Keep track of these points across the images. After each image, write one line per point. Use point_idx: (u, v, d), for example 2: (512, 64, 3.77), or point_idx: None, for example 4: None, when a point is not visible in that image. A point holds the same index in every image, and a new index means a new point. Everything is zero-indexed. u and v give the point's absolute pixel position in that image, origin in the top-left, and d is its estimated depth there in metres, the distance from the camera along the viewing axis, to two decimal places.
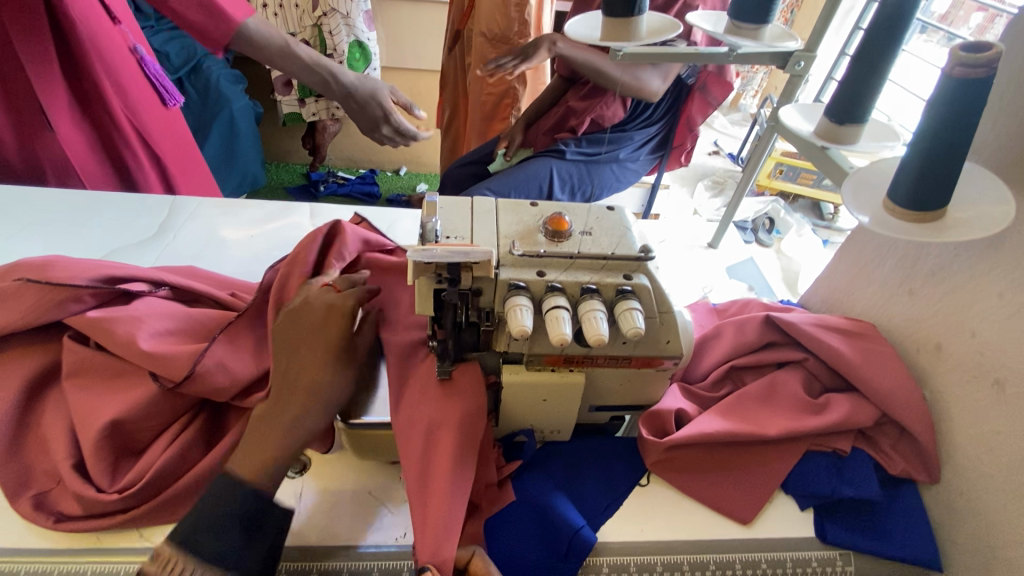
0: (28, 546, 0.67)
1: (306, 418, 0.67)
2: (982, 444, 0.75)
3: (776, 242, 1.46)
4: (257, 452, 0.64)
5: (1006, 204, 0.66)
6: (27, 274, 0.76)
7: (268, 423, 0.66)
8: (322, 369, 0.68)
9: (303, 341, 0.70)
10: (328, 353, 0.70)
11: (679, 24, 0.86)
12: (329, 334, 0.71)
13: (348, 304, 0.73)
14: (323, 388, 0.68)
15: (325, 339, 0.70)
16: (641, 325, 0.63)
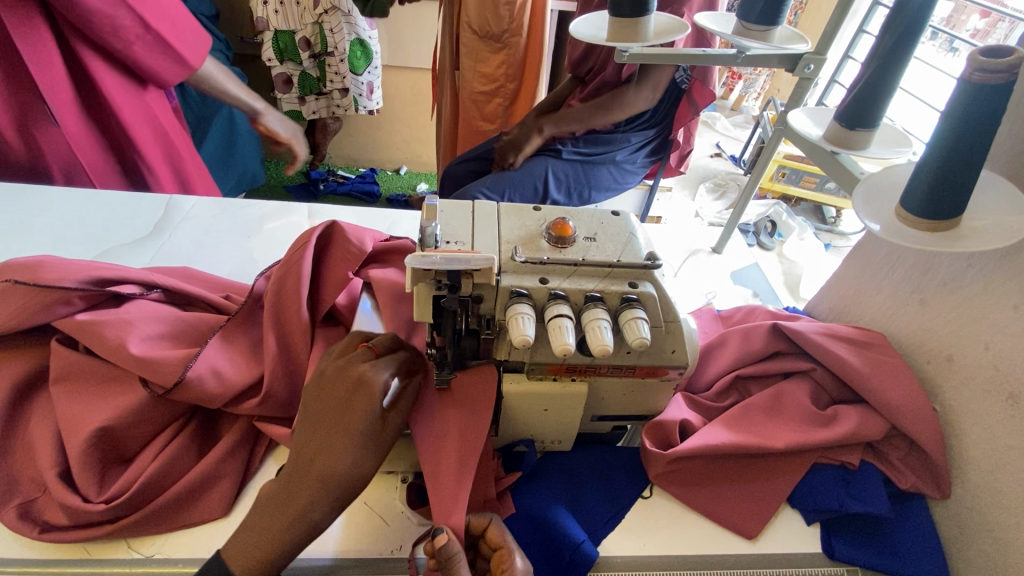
0: (12, 557, 0.65)
1: (314, 508, 0.59)
2: (994, 460, 0.73)
3: (778, 246, 1.45)
4: (259, 533, 0.60)
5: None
6: (14, 275, 0.74)
7: (275, 505, 0.61)
8: (337, 452, 0.61)
9: (323, 417, 0.64)
10: (348, 439, 0.61)
11: (688, 25, 0.83)
12: (353, 415, 0.62)
13: (380, 377, 0.64)
14: (336, 475, 0.60)
15: (346, 416, 0.62)
16: (646, 336, 0.61)
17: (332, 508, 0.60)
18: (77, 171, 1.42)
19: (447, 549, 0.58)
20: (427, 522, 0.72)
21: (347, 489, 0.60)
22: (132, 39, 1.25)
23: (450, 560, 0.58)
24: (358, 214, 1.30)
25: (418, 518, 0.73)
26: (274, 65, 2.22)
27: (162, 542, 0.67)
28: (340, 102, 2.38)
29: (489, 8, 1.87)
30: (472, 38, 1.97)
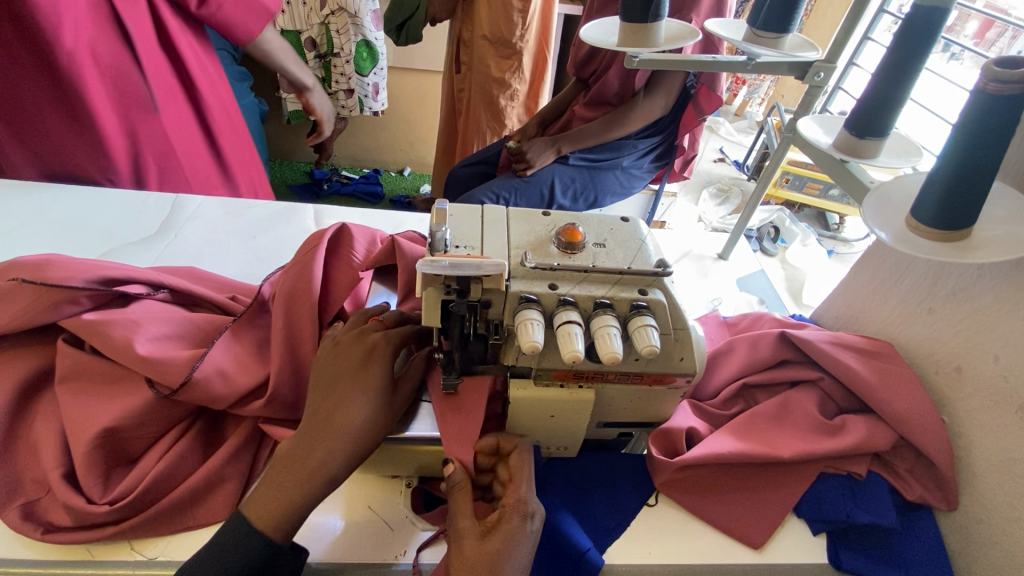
0: (15, 557, 0.64)
1: (329, 459, 0.62)
2: (1003, 471, 0.73)
3: (781, 251, 1.46)
4: (274, 490, 0.61)
5: None
6: (21, 273, 0.74)
7: (289, 463, 0.62)
8: (355, 406, 0.65)
9: (338, 378, 0.68)
10: (361, 396, 0.66)
11: (698, 32, 0.83)
12: (368, 373, 0.68)
13: (391, 345, 0.72)
14: (354, 427, 0.64)
15: (363, 376, 0.68)
16: (656, 343, 0.61)
17: (347, 460, 0.63)
18: (168, 159, 1.43)
19: (455, 475, 0.64)
20: (433, 526, 0.72)
21: (361, 443, 0.65)
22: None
23: (455, 483, 0.64)
24: (363, 216, 1.30)
25: (422, 523, 0.72)
26: None
27: (166, 544, 0.67)
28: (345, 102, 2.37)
29: (501, 16, 1.87)
30: (484, 45, 1.97)
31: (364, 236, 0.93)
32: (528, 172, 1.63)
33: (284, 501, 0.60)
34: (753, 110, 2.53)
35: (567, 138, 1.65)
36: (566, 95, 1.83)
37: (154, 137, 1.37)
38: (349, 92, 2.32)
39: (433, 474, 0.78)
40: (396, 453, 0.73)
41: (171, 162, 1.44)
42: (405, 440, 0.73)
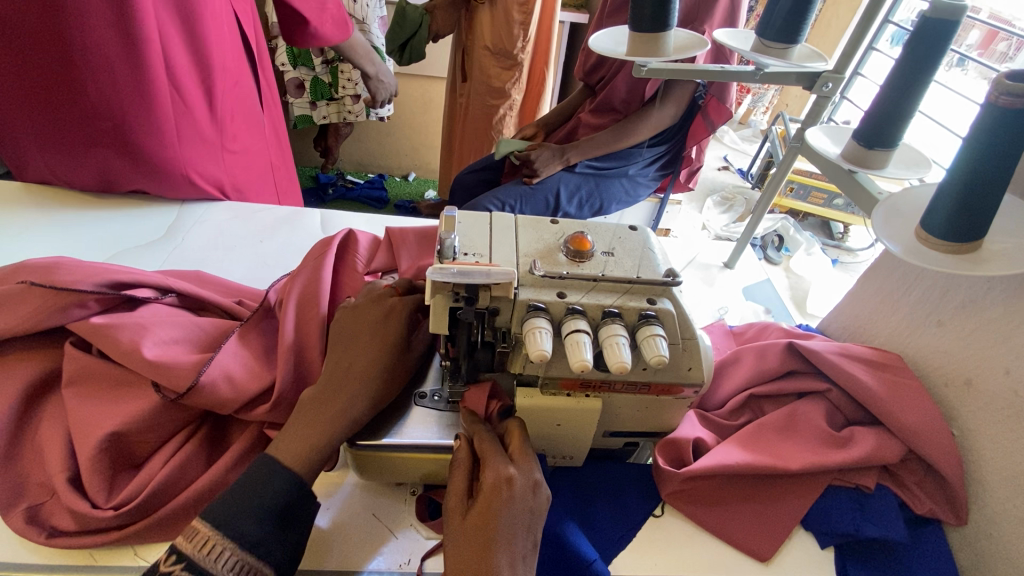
0: (19, 561, 0.64)
1: (355, 403, 0.66)
2: (1014, 486, 0.72)
3: (785, 260, 1.47)
4: (298, 432, 0.63)
5: None
6: (31, 276, 0.74)
7: (315, 407, 0.66)
8: (376, 360, 0.70)
9: (360, 335, 0.72)
10: (381, 352, 0.70)
11: (707, 41, 0.83)
12: (389, 330, 0.72)
13: (408, 308, 0.75)
14: (375, 377, 0.69)
15: (385, 333, 0.72)
16: (665, 353, 0.60)
17: (369, 405, 0.67)
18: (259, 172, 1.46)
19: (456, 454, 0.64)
20: (435, 535, 0.71)
21: (381, 390, 0.69)
22: (328, 16, 1.35)
23: (457, 461, 0.63)
24: (369, 221, 1.30)
25: (427, 532, 0.72)
26: (286, 70, 2.25)
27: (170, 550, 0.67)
28: (351, 108, 2.39)
29: (503, 28, 1.89)
30: (485, 55, 1.98)
31: (368, 239, 0.94)
32: (534, 179, 1.63)
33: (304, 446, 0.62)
34: (757, 119, 2.54)
35: (576, 148, 1.66)
36: (572, 101, 1.84)
37: (253, 148, 1.41)
38: (356, 98, 2.35)
39: (438, 483, 0.76)
40: (393, 463, 0.70)
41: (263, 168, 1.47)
42: (405, 448, 0.69)
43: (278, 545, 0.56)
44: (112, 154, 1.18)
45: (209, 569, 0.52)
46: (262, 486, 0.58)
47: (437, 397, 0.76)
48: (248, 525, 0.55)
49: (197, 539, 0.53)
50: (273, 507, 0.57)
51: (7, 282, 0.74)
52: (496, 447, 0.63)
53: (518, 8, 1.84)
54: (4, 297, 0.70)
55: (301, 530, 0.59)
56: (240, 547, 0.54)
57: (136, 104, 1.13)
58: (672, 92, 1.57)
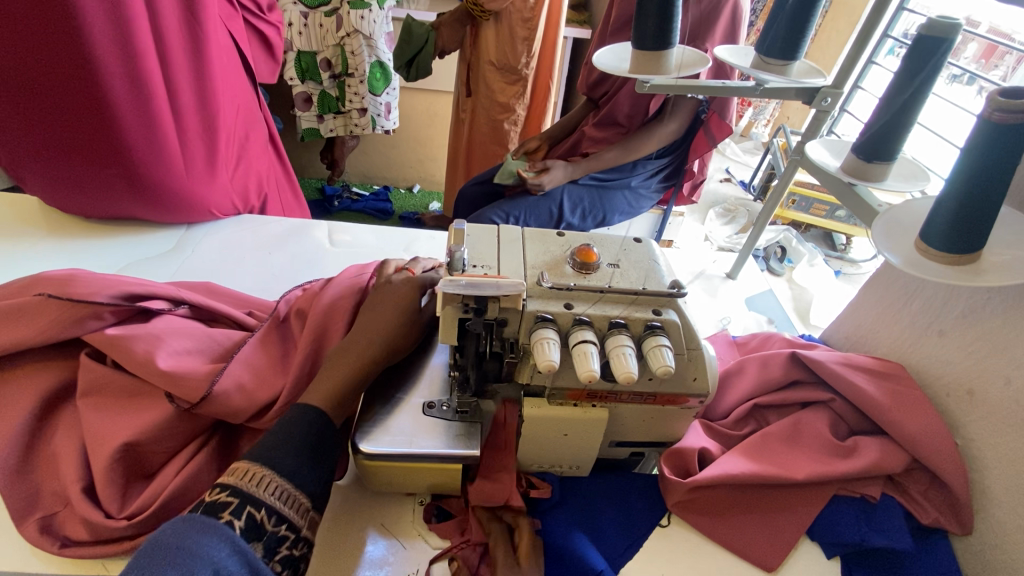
0: (32, 571, 0.65)
1: (372, 352, 0.72)
2: (1019, 495, 0.72)
3: (788, 271, 1.49)
4: (328, 376, 0.69)
5: None
6: (48, 288, 0.76)
7: (337, 359, 0.71)
8: (390, 321, 0.76)
9: (378, 306, 0.78)
10: (396, 315, 0.77)
11: (709, 59, 0.86)
12: (402, 302, 0.78)
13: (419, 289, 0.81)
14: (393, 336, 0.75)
15: (400, 305, 0.78)
16: (671, 364, 0.62)
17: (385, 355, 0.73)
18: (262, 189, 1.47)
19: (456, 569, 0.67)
20: (442, 544, 0.72)
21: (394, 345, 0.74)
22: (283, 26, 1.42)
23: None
24: (376, 233, 1.32)
25: (435, 541, 0.72)
26: (294, 84, 2.29)
27: None
28: (357, 121, 2.41)
29: (508, 44, 1.94)
30: (490, 71, 2.03)
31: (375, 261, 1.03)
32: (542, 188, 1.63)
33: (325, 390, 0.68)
34: (759, 131, 2.57)
35: (584, 165, 1.66)
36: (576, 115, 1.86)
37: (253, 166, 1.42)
38: (362, 111, 2.37)
39: (445, 492, 0.77)
40: (400, 473, 0.71)
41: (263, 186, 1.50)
42: (416, 458, 0.68)
43: (314, 474, 0.61)
44: (117, 185, 1.19)
45: (256, 494, 0.56)
46: (294, 420, 0.64)
47: (445, 407, 0.74)
48: (285, 461, 0.59)
49: (240, 472, 0.57)
50: (304, 440, 0.62)
51: (24, 294, 0.76)
52: (505, 550, 0.67)
53: (522, 25, 1.90)
54: (22, 309, 0.72)
55: (330, 459, 0.64)
56: (282, 476, 0.58)
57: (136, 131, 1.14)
58: (676, 110, 1.59)
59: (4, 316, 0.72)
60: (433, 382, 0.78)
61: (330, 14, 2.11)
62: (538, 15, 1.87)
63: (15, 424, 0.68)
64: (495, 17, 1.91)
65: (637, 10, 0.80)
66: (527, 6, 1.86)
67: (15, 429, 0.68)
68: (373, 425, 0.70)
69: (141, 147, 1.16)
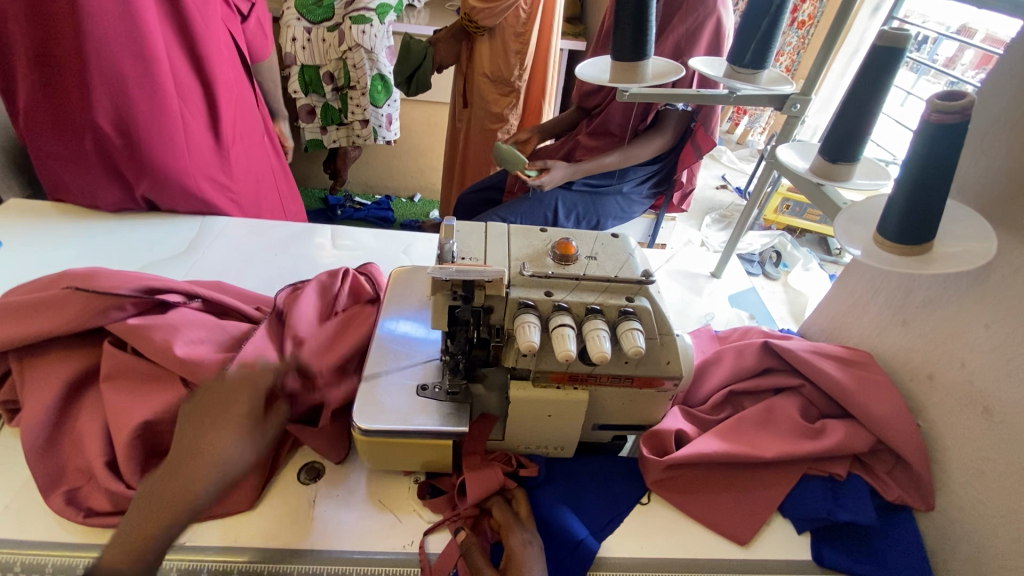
0: (58, 539, 0.70)
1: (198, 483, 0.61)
2: (975, 471, 0.77)
3: (783, 276, 1.51)
4: (141, 516, 0.60)
5: (982, 237, 0.70)
6: (74, 282, 0.82)
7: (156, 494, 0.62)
8: (219, 432, 0.64)
9: (208, 413, 0.66)
10: (231, 425, 0.65)
11: (682, 68, 0.93)
12: (233, 405, 0.66)
13: (260, 380, 0.69)
14: (221, 450, 0.63)
15: (235, 408, 0.66)
16: (641, 344, 0.67)
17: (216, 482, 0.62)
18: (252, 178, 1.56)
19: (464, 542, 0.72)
20: (435, 517, 0.78)
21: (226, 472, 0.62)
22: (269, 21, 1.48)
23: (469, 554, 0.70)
24: (376, 236, 1.39)
25: (429, 515, 0.78)
26: (299, 97, 2.39)
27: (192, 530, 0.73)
28: (359, 132, 2.50)
29: (500, 56, 2.03)
30: (484, 83, 2.10)
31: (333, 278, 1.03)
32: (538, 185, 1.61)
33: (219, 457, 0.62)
34: (754, 139, 2.63)
35: (582, 168, 1.68)
36: (568, 118, 1.91)
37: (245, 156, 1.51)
38: (364, 122, 2.45)
39: (439, 471, 0.82)
40: (397, 450, 0.76)
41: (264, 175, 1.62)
42: (409, 434, 0.74)
43: None
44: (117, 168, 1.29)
45: None
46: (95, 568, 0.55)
47: (438, 388, 0.80)
48: None
49: None
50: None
51: (52, 288, 0.83)
52: (503, 512, 0.73)
53: (514, 39, 1.99)
54: (51, 300, 0.78)
55: None
56: None
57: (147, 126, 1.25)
58: (666, 123, 1.68)
59: (35, 307, 0.78)
60: (426, 366, 0.84)
61: (332, 29, 2.21)
62: (530, 29, 1.97)
63: (43, 405, 0.74)
64: (490, 32, 1.99)
65: (614, 25, 0.87)
66: (518, 22, 1.96)
67: (43, 409, 0.74)
68: (371, 405, 0.76)
69: (155, 144, 1.27)
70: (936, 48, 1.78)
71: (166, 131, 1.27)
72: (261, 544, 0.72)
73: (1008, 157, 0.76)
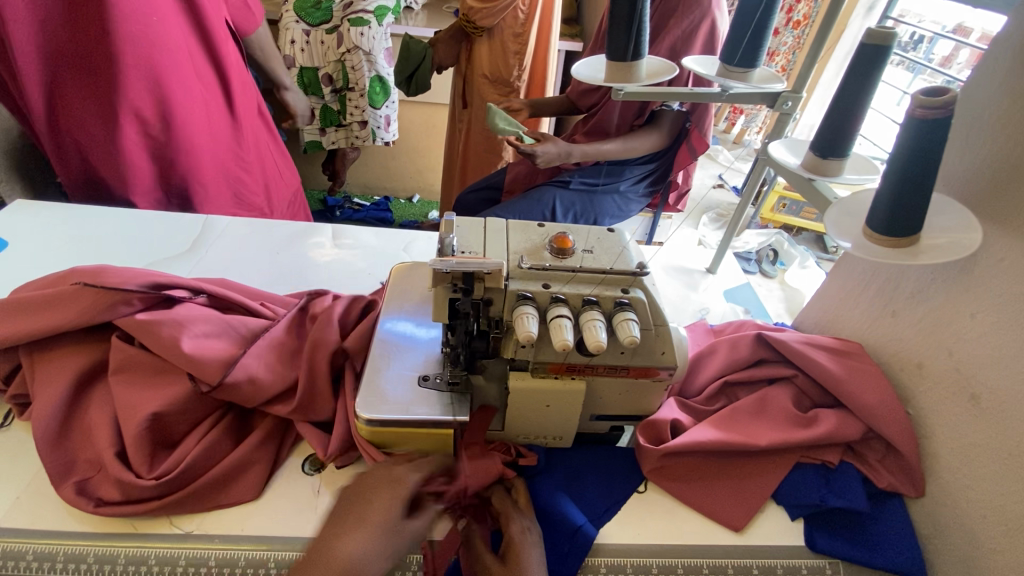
0: (69, 528, 0.72)
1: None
2: (964, 457, 0.79)
3: (781, 273, 1.53)
4: None
5: (964, 225, 0.72)
6: (82, 278, 0.84)
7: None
8: (363, 524, 0.60)
9: (361, 503, 0.64)
10: (383, 516, 0.62)
11: (676, 67, 0.95)
12: (381, 500, 0.63)
13: (411, 478, 0.68)
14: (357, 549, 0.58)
15: (386, 503, 0.63)
16: (636, 334, 0.69)
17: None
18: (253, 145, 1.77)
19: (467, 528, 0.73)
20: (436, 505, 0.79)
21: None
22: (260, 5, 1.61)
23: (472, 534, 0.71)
24: (377, 235, 1.41)
25: None
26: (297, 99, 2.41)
27: (200, 519, 0.75)
28: (358, 133, 2.53)
29: (499, 57, 2.05)
30: (483, 83, 2.13)
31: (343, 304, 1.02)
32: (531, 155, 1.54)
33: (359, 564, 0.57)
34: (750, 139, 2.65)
35: (579, 151, 1.64)
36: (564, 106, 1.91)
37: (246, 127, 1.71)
38: (363, 124, 2.48)
39: None
40: (400, 440, 0.78)
41: (264, 143, 1.82)
42: (411, 423, 0.76)
43: None
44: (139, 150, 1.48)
45: None
46: None
47: (439, 379, 0.82)
48: None
49: None
50: None
51: (61, 284, 0.85)
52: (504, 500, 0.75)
53: (513, 39, 2.01)
54: (61, 296, 0.80)
55: None
56: None
57: (167, 112, 1.45)
58: (661, 121, 1.71)
59: (45, 303, 0.80)
60: (427, 359, 0.86)
61: (331, 31, 2.23)
62: (528, 30, 1.99)
63: (54, 398, 0.76)
64: (488, 32, 2.01)
65: (608, 24, 0.89)
66: (517, 22, 1.97)
67: (54, 402, 0.76)
68: (374, 396, 0.78)
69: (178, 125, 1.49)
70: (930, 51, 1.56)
71: (185, 115, 1.49)
72: (267, 533, 0.74)
73: (994, 150, 0.78)
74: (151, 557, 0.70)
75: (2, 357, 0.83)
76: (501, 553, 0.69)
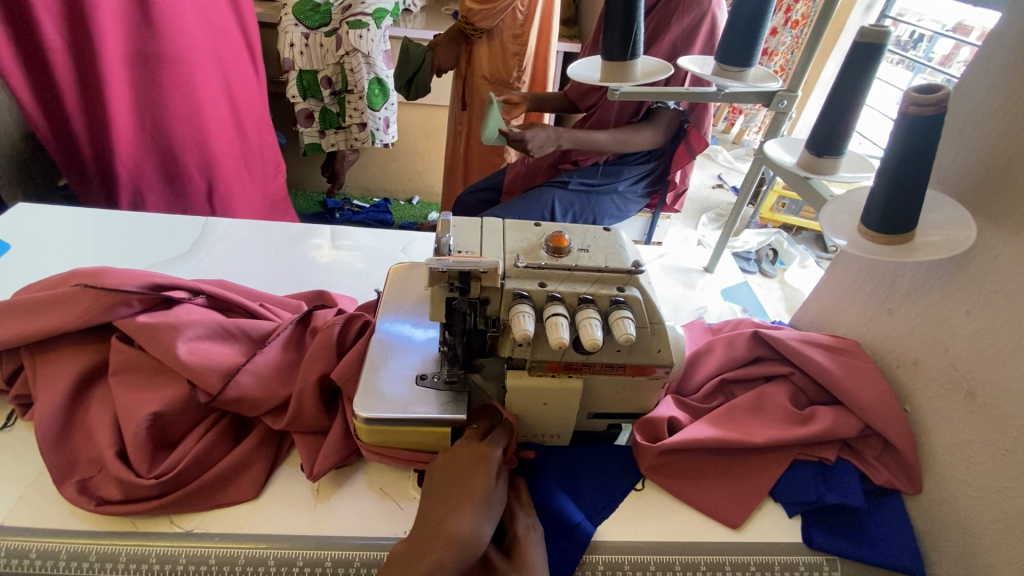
0: (70, 527, 0.73)
1: (444, 554, 0.62)
2: (960, 453, 0.79)
3: (780, 273, 1.53)
4: None
5: (955, 221, 0.72)
6: (83, 280, 0.85)
7: (403, 566, 0.63)
8: (463, 504, 0.67)
9: (451, 484, 0.71)
10: (476, 492, 0.69)
11: (671, 67, 0.95)
12: (475, 477, 0.71)
13: (496, 452, 0.75)
14: (462, 527, 0.65)
15: (475, 481, 0.70)
16: (632, 332, 0.70)
17: (460, 557, 0.62)
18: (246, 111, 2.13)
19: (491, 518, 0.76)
20: None
21: (471, 549, 0.63)
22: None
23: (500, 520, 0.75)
24: (375, 235, 1.42)
25: None
26: (297, 101, 2.42)
27: (201, 518, 0.75)
28: (358, 135, 2.54)
29: (499, 58, 2.06)
30: (484, 83, 2.14)
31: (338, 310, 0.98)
32: (523, 146, 1.54)
33: (473, 538, 0.64)
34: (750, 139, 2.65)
35: (568, 138, 1.62)
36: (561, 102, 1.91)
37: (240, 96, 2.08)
38: (362, 126, 2.49)
39: None
40: (398, 439, 0.79)
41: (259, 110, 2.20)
42: (409, 422, 0.77)
43: None
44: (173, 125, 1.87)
45: None
46: None
47: (436, 378, 0.83)
48: None
49: None
50: None
51: (62, 286, 0.85)
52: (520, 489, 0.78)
53: (513, 41, 2.02)
54: (61, 297, 0.81)
55: None
56: None
57: (227, 131, 2.07)
58: (657, 118, 1.70)
59: (46, 304, 0.81)
60: (425, 358, 0.86)
61: (330, 34, 2.24)
62: (528, 31, 2.00)
63: (55, 398, 0.77)
64: (488, 33, 2.02)
65: (603, 25, 0.90)
66: (517, 23, 1.98)
67: (54, 402, 0.76)
68: (372, 395, 0.79)
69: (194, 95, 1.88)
70: (929, 48, 1.77)
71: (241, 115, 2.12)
72: (266, 532, 0.75)
73: (987, 147, 0.79)
74: (152, 556, 0.70)
75: (3, 357, 0.83)
76: (504, 548, 0.69)
